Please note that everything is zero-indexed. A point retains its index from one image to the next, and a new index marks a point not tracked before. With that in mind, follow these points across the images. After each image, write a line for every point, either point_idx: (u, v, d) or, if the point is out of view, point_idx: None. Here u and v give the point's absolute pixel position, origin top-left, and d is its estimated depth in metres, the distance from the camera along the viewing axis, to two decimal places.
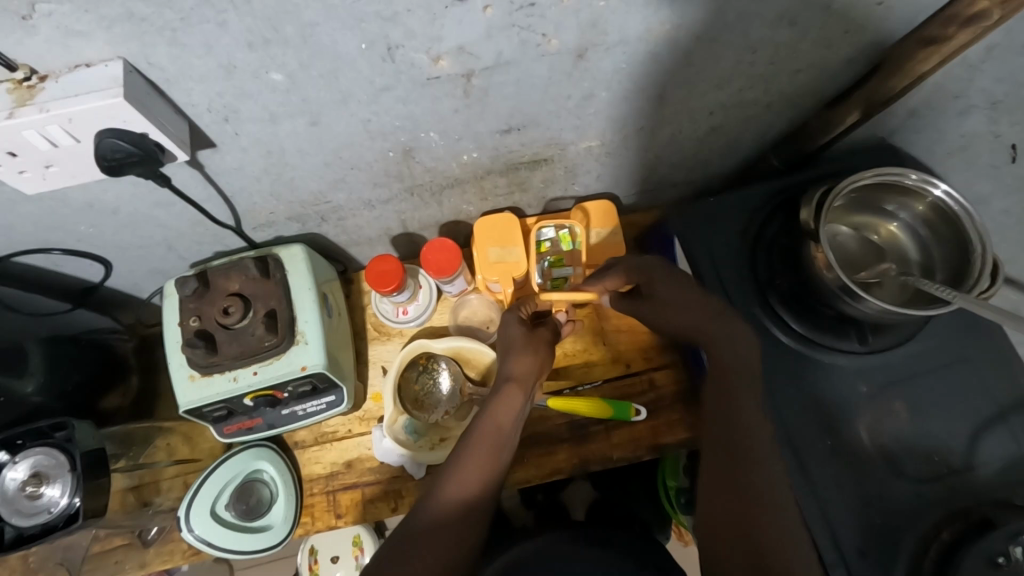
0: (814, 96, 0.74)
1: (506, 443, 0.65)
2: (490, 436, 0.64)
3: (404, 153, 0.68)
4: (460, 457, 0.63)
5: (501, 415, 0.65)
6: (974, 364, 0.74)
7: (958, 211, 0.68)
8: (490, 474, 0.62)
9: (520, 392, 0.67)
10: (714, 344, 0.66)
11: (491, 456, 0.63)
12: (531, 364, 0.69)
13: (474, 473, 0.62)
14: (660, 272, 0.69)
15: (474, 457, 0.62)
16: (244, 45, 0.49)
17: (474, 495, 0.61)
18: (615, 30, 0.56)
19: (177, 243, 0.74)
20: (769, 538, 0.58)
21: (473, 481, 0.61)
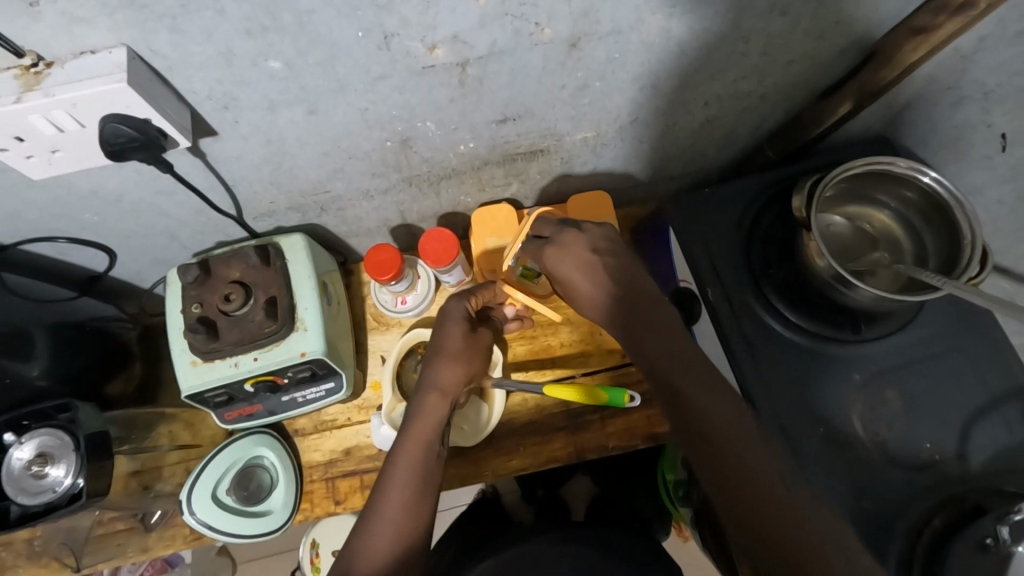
0: (809, 87, 0.73)
1: (434, 455, 0.66)
2: (415, 452, 0.65)
3: (401, 143, 0.68)
4: (389, 482, 0.63)
5: (424, 426, 0.67)
6: (969, 354, 0.71)
7: (948, 198, 0.65)
8: (423, 493, 0.63)
9: (443, 400, 0.69)
10: (654, 344, 0.60)
11: (419, 471, 0.64)
12: (456, 370, 0.71)
13: (404, 496, 0.62)
14: (585, 233, 0.66)
15: (404, 479, 0.63)
16: (243, 32, 0.48)
17: (410, 519, 0.61)
18: (608, 19, 0.56)
19: (178, 232, 0.75)
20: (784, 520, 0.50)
21: (406, 502, 0.62)
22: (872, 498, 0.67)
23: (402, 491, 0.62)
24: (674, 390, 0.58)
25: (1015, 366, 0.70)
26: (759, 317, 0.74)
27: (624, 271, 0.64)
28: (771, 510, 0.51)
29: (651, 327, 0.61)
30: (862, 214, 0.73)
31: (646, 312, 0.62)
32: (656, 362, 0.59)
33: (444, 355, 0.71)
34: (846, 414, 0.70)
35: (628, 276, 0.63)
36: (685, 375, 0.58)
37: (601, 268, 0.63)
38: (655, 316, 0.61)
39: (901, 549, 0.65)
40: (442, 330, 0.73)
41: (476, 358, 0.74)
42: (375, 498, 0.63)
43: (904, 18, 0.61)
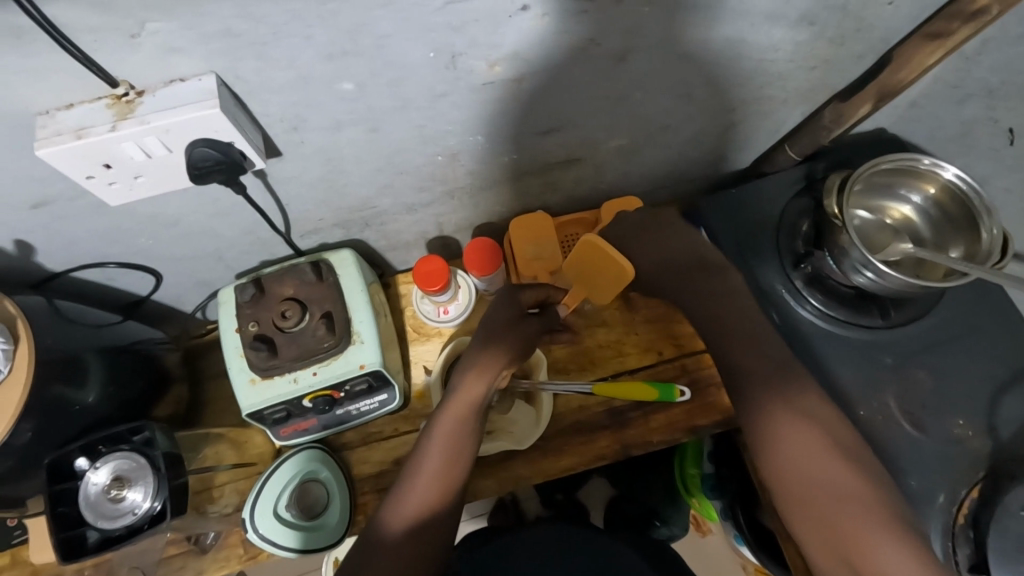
0: (826, 91, 0.77)
1: (466, 438, 0.69)
2: (446, 432, 0.68)
3: (450, 157, 0.70)
4: (421, 457, 0.68)
5: (460, 410, 0.69)
6: (988, 333, 0.76)
7: (967, 192, 0.70)
8: (452, 467, 0.67)
9: (481, 385, 0.70)
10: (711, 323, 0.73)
11: (449, 452, 0.67)
12: (494, 356, 0.72)
13: (432, 472, 0.66)
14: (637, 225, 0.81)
15: (432, 458, 0.67)
16: (324, 56, 0.50)
17: (434, 494, 0.66)
18: (655, 34, 0.59)
19: (226, 253, 0.76)
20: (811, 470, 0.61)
21: (431, 478, 0.66)
22: (912, 473, 0.71)
23: (432, 469, 0.67)
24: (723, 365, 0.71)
25: None
26: (793, 309, 0.78)
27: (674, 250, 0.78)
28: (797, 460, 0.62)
29: (689, 287, 0.75)
30: (884, 208, 0.77)
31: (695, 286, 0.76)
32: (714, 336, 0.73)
33: (486, 340, 0.73)
34: (882, 398, 0.74)
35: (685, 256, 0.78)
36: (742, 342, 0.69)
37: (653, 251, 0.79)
38: (710, 289, 0.75)
39: (944, 519, 0.69)
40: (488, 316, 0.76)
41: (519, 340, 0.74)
42: (405, 473, 0.68)
43: (916, 25, 0.66)
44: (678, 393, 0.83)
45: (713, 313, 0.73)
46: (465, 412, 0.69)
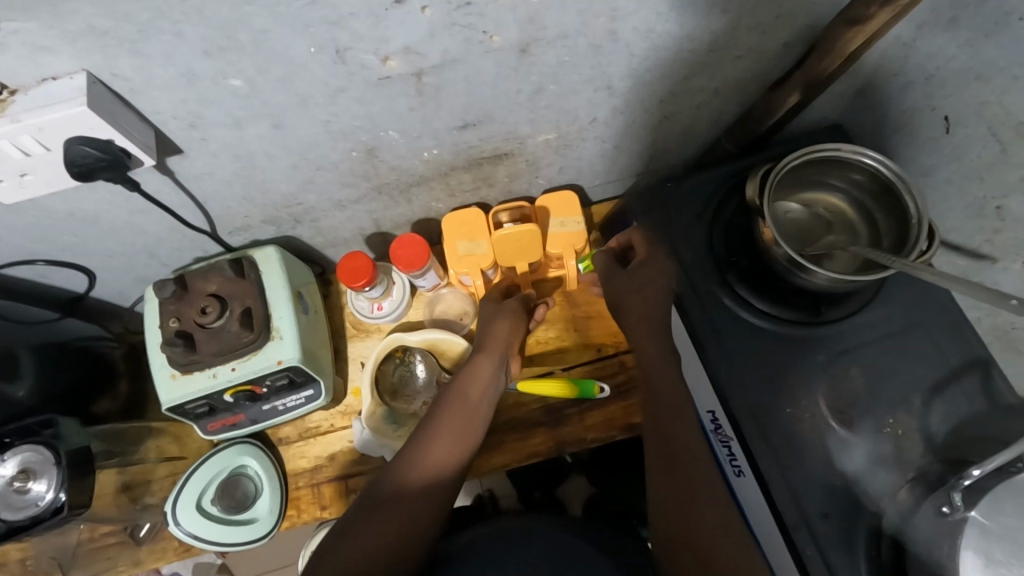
0: (759, 82, 0.75)
1: (479, 413, 0.70)
2: (470, 393, 0.71)
3: (366, 152, 0.70)
4: (446, 409, 0.69)
5: (477, 389, 0.72)
6: (929, 330, 0.72)
7: (895, 179, 0.67)
8: (470, 425, 0.68)
9: (498, 361, 0.76)
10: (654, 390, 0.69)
11: (464, 423, 0.68)
12: (499, 336, 0.78)
13: (450, 430, 0.66)
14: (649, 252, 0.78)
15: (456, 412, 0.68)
16: (201, 53, 0.50)
17: (451, 456, 0.65)
18: (554, 25, 0.57)
19: (157, 250, 0.77)
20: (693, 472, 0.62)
21: (447, 441, 0.65)
22: (841, 474, 0.67)
23: (446, 436, 0.66)
24: (658, 435, 0.66)
25: (973, 337, 0.71)
26: (726, 306, 0.75)
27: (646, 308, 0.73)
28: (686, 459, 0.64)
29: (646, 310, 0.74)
30: (819, 199, 0.75)
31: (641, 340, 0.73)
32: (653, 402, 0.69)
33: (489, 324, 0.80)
34: (813, 395, 0.71)
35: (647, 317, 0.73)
36: (661, 393, 0.69)
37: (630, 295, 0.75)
38: (656, 343, 0.72)
39: (871, 522, 0.66)
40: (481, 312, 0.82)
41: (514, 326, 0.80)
42: (420, 432, 0.66)
43: (840, 12, 0.63)
44: (597, 388, 0.82)
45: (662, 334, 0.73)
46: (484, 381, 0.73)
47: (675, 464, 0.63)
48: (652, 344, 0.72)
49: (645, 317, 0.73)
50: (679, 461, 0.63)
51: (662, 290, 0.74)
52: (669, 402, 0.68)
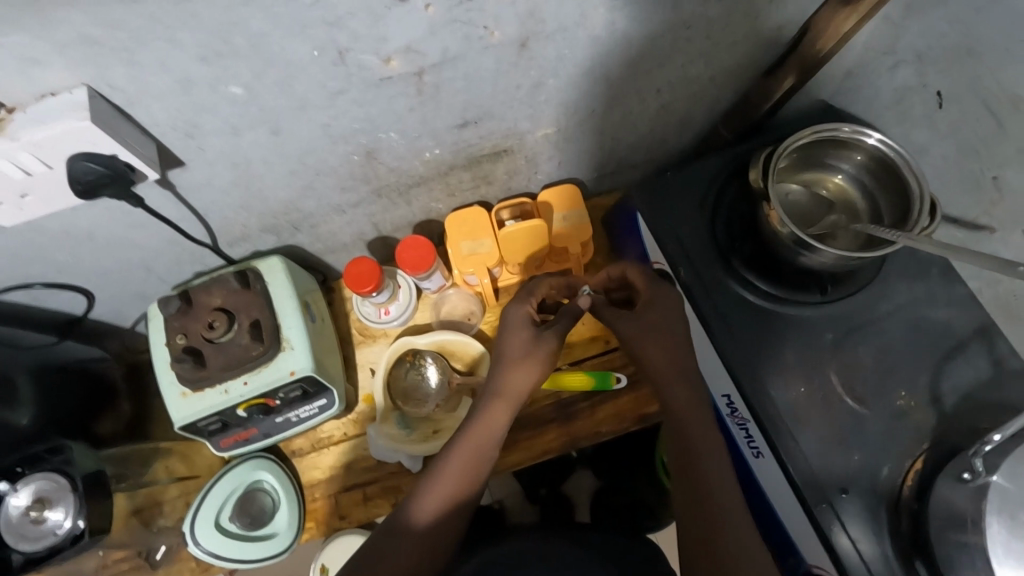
0: (753, 67, 0.75)
1: (493, 443, 0.69)
2: (484, 424, 0.69)
3: (366, 155, 0.69)
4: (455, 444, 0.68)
5: (491, 423, 0.69)
6: (933, 303, 0.73)
7: (894, 156, 0.68)
8: (482, 458, 0.67)
9: (523, 386, 0.71)
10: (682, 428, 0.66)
11: (477, 455, 0.67)
12: (521, 373, 0.71)
13: (461, 461, 0.66)
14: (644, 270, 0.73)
15: (464, 448, 0.67)
16: (201, 59, 0.49)
17: (460, 490, 0.65)
18: (554, 17, 0.57)
19: (155, 265, 0.76)
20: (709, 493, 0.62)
21: (455, 477, 0.65)
22: (855, 448, 0.68)
23: (455, 471, 0.65)
24: (689, 475, 0.63)
25: (974, 307, 0.72)
26: (733, 290, 0.76)
27: (670, 347, 0.68)
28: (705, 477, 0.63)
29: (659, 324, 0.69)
30: (817, 180, 0.76)
31: (665, 375, 0.68)
32: (683, 438, 0.65)
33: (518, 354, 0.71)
34: (823, 373, 0.72)
35: (674, 352, 0.68)
36: (691, 431, 0.65)
37: (646, 335, 0.69)
38: (682, 379, 0.68)
39: (887, 495, 0.67)
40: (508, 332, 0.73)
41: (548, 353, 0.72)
42: (431, 466, 0.67)
43: None
44: (614, 379, 0.83)
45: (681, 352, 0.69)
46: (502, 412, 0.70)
47: (705, 504, 0.61)
48: (679, 382, 0.67)
49: (668, 353, 0.68)
50: (709, 502, 0.61)
51: (677, 329, 0.70)
52: (699, 441, 0.65)
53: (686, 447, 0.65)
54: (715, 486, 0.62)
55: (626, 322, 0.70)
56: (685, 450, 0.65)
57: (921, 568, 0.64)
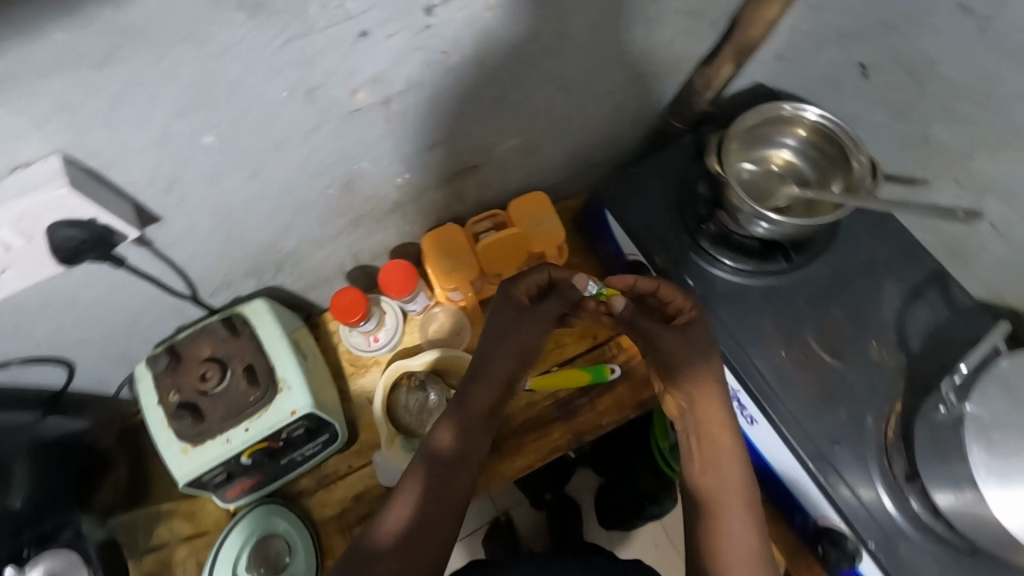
0: (695, 60, 0.80)
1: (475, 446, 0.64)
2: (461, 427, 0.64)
3: (342, 187, 0.70)
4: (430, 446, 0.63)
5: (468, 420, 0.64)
6: (889, 256, 0.79)
7: (833, 127, 0.74)
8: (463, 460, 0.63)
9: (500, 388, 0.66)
10: (703, 440, 0.63)
11: (458, 461, 0.63)
12: (501, 364, 0.65)
13: (438, 467, 0.62)
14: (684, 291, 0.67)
15: (440, 450, 0.63)
16: (176, 113, 0.50)
17: (439, 497, 0.60)
18: (509, 34, 0.60)
19: (137, 324, 0.75)
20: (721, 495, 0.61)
21: (435, 486, 0.61)
22: (842, 401, 0.73)
23: (434, 479, 0.61)
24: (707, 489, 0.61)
25: (924, 254, 0.78)
26: (706, 270, 0.80)
27: (707, 368, 0.63)
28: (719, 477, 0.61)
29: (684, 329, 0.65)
30: (768, 157, 0.81)
31: (698, 395, 0.63)
32: (704, 450, 0.63)
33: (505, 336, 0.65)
34: (801, 334, 0.76)
35: (706, 363, 0.64)
36: (715, 445, 0.62)
37: (685, 355, 0.63)
38: (715, 398, 0.63)
39: (876, 438, 0.71)
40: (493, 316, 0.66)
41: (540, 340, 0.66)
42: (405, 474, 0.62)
43: None
44: (609, 370, 0.85)
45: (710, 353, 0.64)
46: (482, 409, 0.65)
47: (717, 515, 0.60)
48: (713, 402, 0.63)
49: (707, 373, 0.63)
50: (722, 515, 0.60)
51: (715, 351, 0.65)
52: (722, 457, 0.62)
53: (704, 460, 0.62)
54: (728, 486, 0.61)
55: (668, 339, 0.64)
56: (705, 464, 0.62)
57: (915, 501, 0.69)
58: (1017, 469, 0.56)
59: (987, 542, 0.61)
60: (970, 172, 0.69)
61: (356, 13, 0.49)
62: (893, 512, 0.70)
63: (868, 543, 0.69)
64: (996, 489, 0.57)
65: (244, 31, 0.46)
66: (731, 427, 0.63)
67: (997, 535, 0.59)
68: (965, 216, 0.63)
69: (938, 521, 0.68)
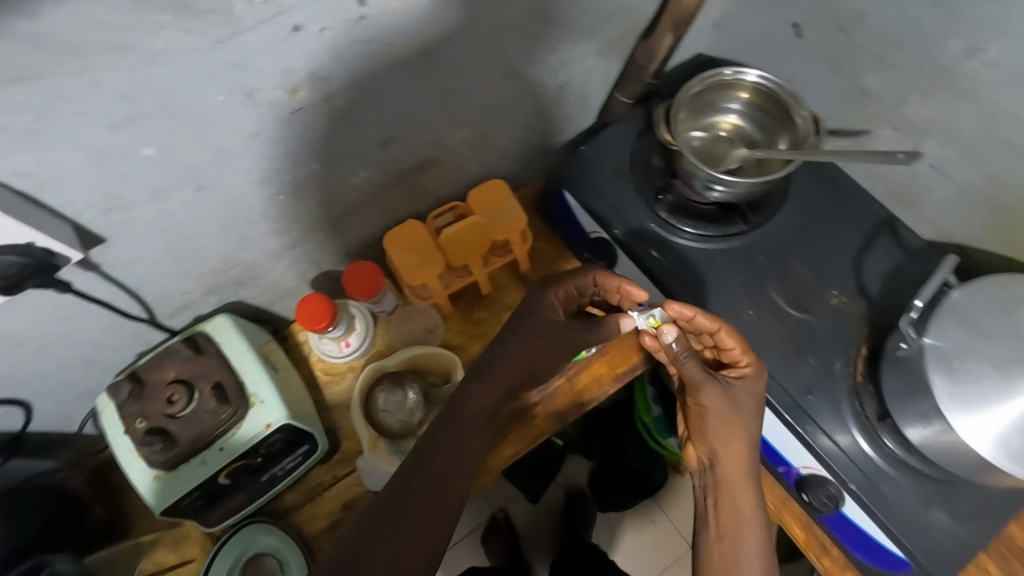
0: (635, 34, 0.81)
1: (468, 453, 0.65)
2: (458, 434, 0.65)
3: (294, 193, 0.69)
4: (427, 448, 0.63)
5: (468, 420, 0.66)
6: (841, 208, 0.81)
7: (773, 87, 0.76)
8: (458, 465, 0.63)
9: (495, 397, 0.69)
10: (724, 503, 0.68)
11: (455, 460, 0.63)
12: (510, 371, 0.69)
13: (434, 468, 0.62)
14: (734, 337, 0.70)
15: (439, 452, 0.63)
16: (107, 128, 0.48)
17: (432, 498, 0.60)
18: (446, 20, 0.60)
19: (95, 355, 0.72)
20: (728, 522, 0.66)
21: (434, 483, 0.61)
22: (810, 352, 0.75)
23: (433, 474, 0.61)
24: (727, 546, 0.65)
25: (873, 202, 0.81)
26: (669, 239, 0.81)
27: (743, 434, 0.68)
28: (734, 510, 0.67)
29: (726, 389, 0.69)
30: (716, 123, 0.82)
31: (731, 458, 0.68)
32: (724, 503, 0.68)
33: (523, 341, 0.70)
34: (766, 291, 0.78)
35: (739, 419, 0.68)
36: (738, 505, 0.67)
37: (725, 416, 0.68)
38: (747, 464, 0.68)
39: (846, 383, 0.74)
40: (523, 317, 0.72)
41: (545, 356, 0.72)
42: (400, 477, 0.62)
43: None
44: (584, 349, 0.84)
45: (752, 412, 0.69)
46: (480, 410, 0.67)
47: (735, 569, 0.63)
48: (743, 465, 0.68)
49: (741, 437, 0.68)
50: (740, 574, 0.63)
51: (755, 413, 0.69)
52: (744, 511, 0.67)
53: (724, 523, 0.67)
54: (740, 520, 0.66)
55: (711, 392, 0.68)
56: (727, 516, 0.67)
57: (889, 440, 0.70)
58: (979, 396, 0.59)
59: (960, 468, 0.64)
60: (906, 119, 0.72)
61: (286, 7, 0.48)
62: (869, 452, 0.72)
63: (849, 485, 0.71)
64: (961, 416, 0.59)
65: (170, 34, 0.44)
66: (755, 498, 0.68)
67: (969, 459, 0.61)
68: (905, 156, 0.64)
69: (913, 456, 0.70)
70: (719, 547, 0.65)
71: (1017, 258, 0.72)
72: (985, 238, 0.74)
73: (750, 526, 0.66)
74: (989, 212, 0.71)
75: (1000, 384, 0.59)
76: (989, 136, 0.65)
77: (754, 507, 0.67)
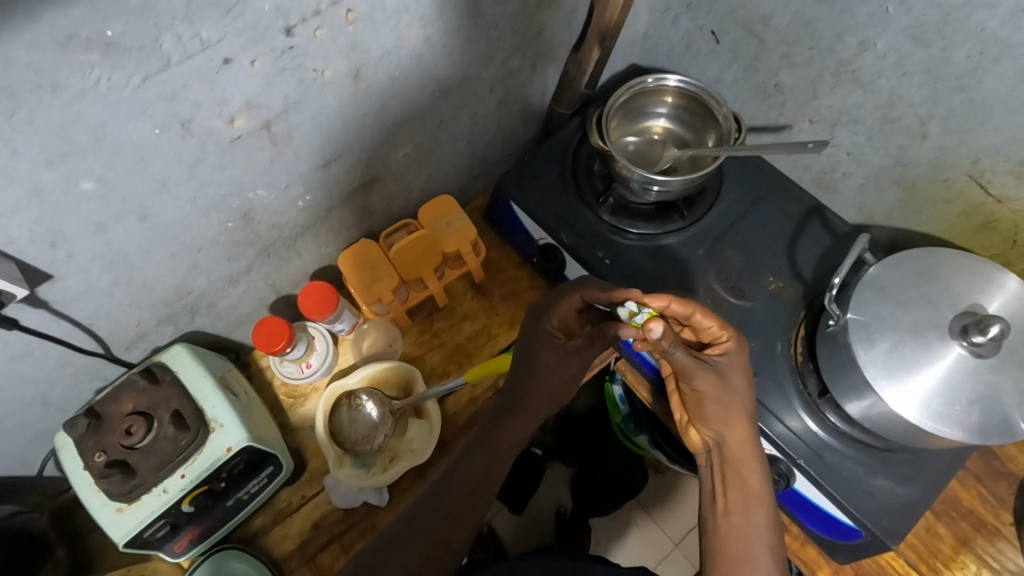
0: (564, 48, 0.86)
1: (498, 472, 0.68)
2: (483, 458, 0.67)
3: (242, 219, 0.71)
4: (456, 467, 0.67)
5: (497, 444, 0.68)
6: (771, 198, 0.86)
7: (695, 90, 0.81)
8: (487, 485, 0.67)
9: (528, 421, 0.70)
10: (732, 480, 0.66)
11: (485, 480, 0.67)
12: (535, 401, 0.70)
13: (456, 488, 0.66)
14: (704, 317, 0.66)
15: (465, 470, 0.67)
16: (44, 164, 0.50)
17: (451, 521, 0.64)
18: (374, 46, 0.63)
19: (51, 394, 0.72)
20: (734, 496, 0.65)
21: (458, 503, 0.65)
22: (752, 336, 0.79)
23: (458, 496, 0.65)
24: (736, 522, 0.64)
25: (802, 193, 0.86)
26: (613, 240, 0.84)
27: (741, 411, 0.66)
28: (738, 484, 0.65)
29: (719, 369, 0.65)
30: (647, 128, 0.87)
31: (733, 435, 0.66)
32: (730, 478, 0.66)
33: (534, 369, 0.69)
34: (706, 282, 0.81)
35: (732, 396, 0.65)
36: (744, 479, 0.65)
37: (720, 397, 0.65)
38: (751, 439, 0.66)
39: (787, 363, 0.77)
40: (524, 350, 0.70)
41: (560, 374, 0.69)
42: (428, 493, 0.67)
43: None
44: None
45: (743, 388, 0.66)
46: (514, 439, 0.69)
47: (746, 545, 0.62)
48: (747, 440, 0.66)
49: (740, 412, 0.66)
50: (749, 553, 0.62)
51: (744, 387, 0.66)
52: (748, 483, 0.65)
53: (731, 499, 0.65)
54: (745, 494, 0.65)
55: (704, 376, 0.63)
56: (731, 491, 0.65)
57: (832, 415, 0.73)
58: (903, 367, 0.62)
59: (895, 435, 0.66)
60: (818, 110, 0.77)
61: (212, 41, 0.50)
62: (816, 429, 0.75)
63: (798, 461, 0.74)
64: (890, 388, 0.61)
65: (99, 72, 0.47)
66: (762, 472, 0.66)
67: (901, 426, 0.64)
68: (814, 147, 0.67)
69: (855, 429, 0.72)
70: (726, 525, 0.64)
71: (931, 233, 0.78)
72: (903, 217, 0.79)
73: (755, 499, 0.65)
74: (901, 192, 0.76)
75: (921, 352, 0.62)
76: (890, 122, 0.71)
77: (762, 480, 0.66)
